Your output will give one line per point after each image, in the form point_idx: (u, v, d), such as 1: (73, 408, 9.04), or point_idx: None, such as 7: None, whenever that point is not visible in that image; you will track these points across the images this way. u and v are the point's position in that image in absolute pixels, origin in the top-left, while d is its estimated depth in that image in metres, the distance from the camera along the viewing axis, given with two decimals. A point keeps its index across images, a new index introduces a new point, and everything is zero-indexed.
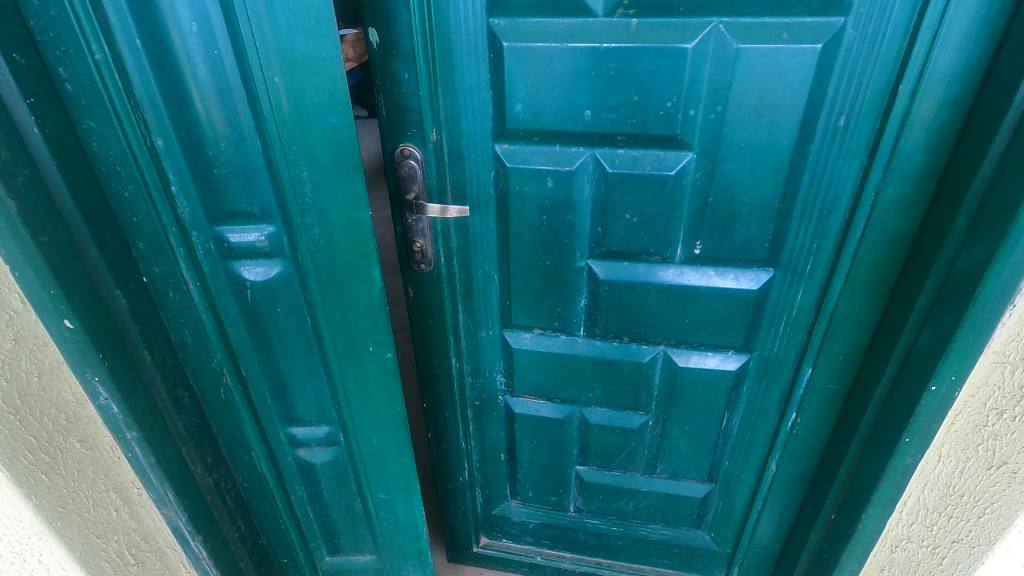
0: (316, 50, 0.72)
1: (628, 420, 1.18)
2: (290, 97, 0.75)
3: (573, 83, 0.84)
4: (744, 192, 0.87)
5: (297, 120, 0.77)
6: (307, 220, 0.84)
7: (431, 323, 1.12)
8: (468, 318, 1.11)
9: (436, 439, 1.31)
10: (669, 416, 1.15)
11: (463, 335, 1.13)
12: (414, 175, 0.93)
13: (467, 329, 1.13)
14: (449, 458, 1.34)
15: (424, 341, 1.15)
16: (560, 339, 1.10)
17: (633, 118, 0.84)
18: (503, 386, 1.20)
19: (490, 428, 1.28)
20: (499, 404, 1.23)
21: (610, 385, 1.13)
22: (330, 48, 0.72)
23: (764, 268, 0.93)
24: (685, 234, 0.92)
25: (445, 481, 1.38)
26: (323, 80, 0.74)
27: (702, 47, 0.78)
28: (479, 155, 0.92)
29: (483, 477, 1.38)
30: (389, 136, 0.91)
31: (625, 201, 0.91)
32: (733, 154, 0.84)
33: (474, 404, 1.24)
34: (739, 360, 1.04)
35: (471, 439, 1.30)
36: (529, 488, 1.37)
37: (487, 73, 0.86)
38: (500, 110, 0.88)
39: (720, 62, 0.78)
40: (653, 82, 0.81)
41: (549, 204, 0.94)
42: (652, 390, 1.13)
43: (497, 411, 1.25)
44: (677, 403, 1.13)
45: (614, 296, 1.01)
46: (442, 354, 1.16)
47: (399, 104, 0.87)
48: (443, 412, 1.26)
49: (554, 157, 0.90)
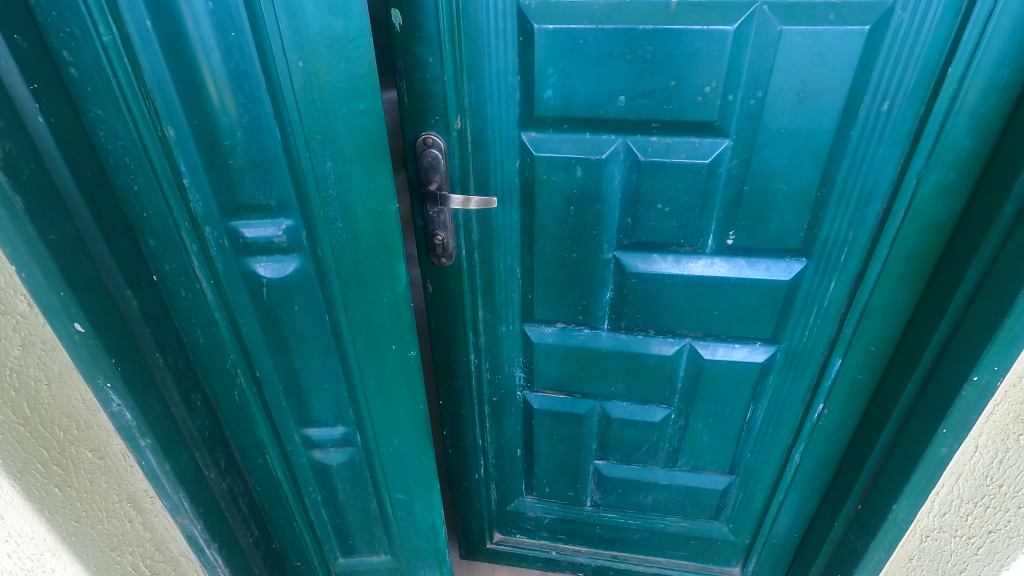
0: (342, 31, 0.67)
1: (651, 414, 1.16)
2: (312, 82, 0.70)
3: (607, 67, 0.80)
4: (781, 181, 0.84)
5: (319, 107, 0.72)
6: (328, 213, 0.79)
7: (449, 318, 1.08)
8: (487, 312, 1.08)
9: (452, 436, 1.28)
10: (692, 409, 1.13)
11: (482, 330, 1.10)
12: (437, 166, 0.89)
13: (487, 324, 1.10)
14: (464, 455, 1.31)
15: (441, 338, 1.12)
16: (583, 333, 1.07)
17: (668, 104, 0.81)
18: (522, 381, 1.18)
19: (507, 424, 1.26)
20: (517, 399, 1.21)
21: (633, 379, 1.11)
22: (357, 28, 0.67)
23: (796, 258, 0.91)
24: (717, 224, 0.90)
25: (459, 478, 1.36)
26: (349, 63, 0.69)
27: (743, 30, 0.75)
28: (505, 143, 0.89)
29: (499, 474, 1.36)
30: (410, 125, 0.87)
31: (656, 191, 0.88)
32: (772, 141, 0.81)
33: (491, 400, 1.21)
34: (766, 352, 1.03)
35: (487, 436, 1.28)
36: (546, 484, 1.35)
37: (516, 57, 0.82)
38: (527, 96, 0.84)
39: (762, 45, 0.75)
40: (691, 66, 0.78)
41: (577, 194, 0.91)
42: (676, 384, 1.11)
43: (514, 407, 1.22)
44: (701, 396, 1.11)
45: (642, 288, 0.99)
46: (461, 350, 1.13)
47: (421, 90, 0.84)
48: (460, 409, 1.23)
49: (584, 145, 0.87)
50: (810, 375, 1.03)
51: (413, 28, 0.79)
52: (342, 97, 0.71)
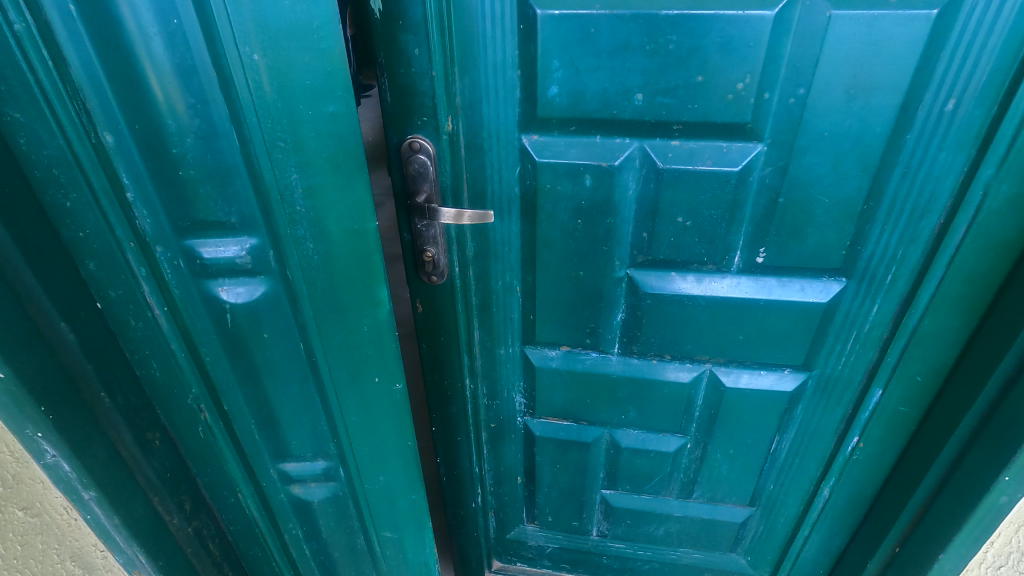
0: (305, 16, 0.55)
1: (664, 444, 1.05)
2: (271, 79, 0.58)
3: (622, 59, 0.68)
4: (823, 192, 0.73)
5: (280, 108, 0.60)
6: (298, 232, 0.67)
7: (442, 340, 0.97)
8: (484, 333, 0.97)
9: (446, 464, 1.17)
10: (711, 439, 1.02)
11: (478, 354, 1.00)
12: (425, 173, 0.78)
13: (484, 346, 0.99)
14: (459, 483, 1.20)
15: (433, 362, 1.01)
16: (591, 357, 0.96)
17: (693, 103, 0.69)
18: (522, 407, 1.07)
19: (507, 452, 1.15)
20: (517, 425, 1.10)
21: (645, 407, 1.00)
22: (324, 13, 0.56)
23: (835, 278, 0.80)
24: (746, 240, 0.79)
25: (455, 506, 1.25)
26: (316, 56, 0.58)
27: (785, 15, 0.63)
28: (503, 148, 0.77)
29: (498, 501, 1.25)
30: (394, 126, 0.76)
31: (677, 202, 0.77)
32: (814, 147, 0.70)
33: (488, 426, 1.11)
34: (796, 380, 0.92)
35: (485, 464, 1.17)
36: (549, 513, 1.24)
37: (516, 48, 0.70)
38: (529, 94, 0.73)
39: (807, 34, 0.64)
40: (722, 58, 0.66)
41: (585, 206, 0.79)
42: (694, 412, 1.00)
43: (515, 433, 1.12)
44: (722, 426, 1.00)
45: (658, 310, 0.87)
46: (455, 375, 1.02)
47: (407, 86, 0.72)
48: (454, 436, 1.12)
49: (594, 150, 0.75)
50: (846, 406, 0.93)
51: (396, 14, 0.67)
52: (306, 97, 0.59)
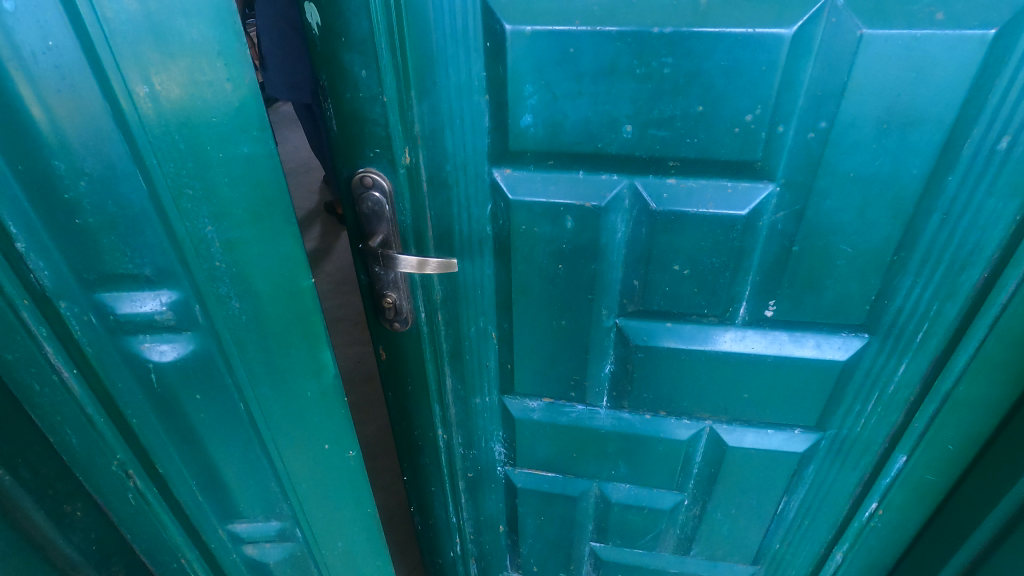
0: (203, 40, 0.45)
1: (659, 500, 0.95)
2: (171, 117, 0.47)
3: (607, 84, 0.57)
4: (846, 240, 0.61)
5: (183, 149, 0.49)
6: (222, 288, 0.57)
7: (409, 389, 0.87)
8: (457, 382, 0.87)
9: (421, 513, 1.08)
10: (710, 497, 0.92)
11: (451, 403, 0.89)
12: (380, 212, 0.67)
13: (457, 395, 0.88)
14: (436, 532, 1.10)
15: (401, 410, 0.91)
16: (577, 410, 0.86)
17: (693, 136, 0.58)
18: (502, 457, 0.97)
19: (486, 502, 1.05)
20: (497, 475, 1.00)
21: (637, 463, 0.90)
22: (227, 37, 0.45)
23: (856, 334, 0.69)
24: (753, 291, 0.68)
25: (432, 555, 1.16)
26: (222, 88, 0.47)
27: (804, 34, 0.51)
28: (470, 183, 0.66)
29: (479, 550, 1.14)
30: (342, 158, 0.65)
31: (673, 248, 0.66)
32: (837, 189, 0.58)
33: (465, 476, 1.00)
34: (807, 440, 0.81)
35: (463, 513, 1.07)
36: (534, 564, 1.13)
37: (482, 69, 0.59)
38: (499, 122, 0.62)
39: (832, 56, 0.52)
40: (728, 84, 0.54)
41: (567, 249, 0.68)
42: (691, 469, 0.90)
43: (494, 484, 1.01)
44: (723, 485, 0.89)
45: (652, 365, 0.77)
46: (426, 425, 0.91)
47: (354, 113, 0.61)
48: (428, 486, 1.02)
49: (576, 188, 0.64)
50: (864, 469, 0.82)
51: (338, 29, 0.56)
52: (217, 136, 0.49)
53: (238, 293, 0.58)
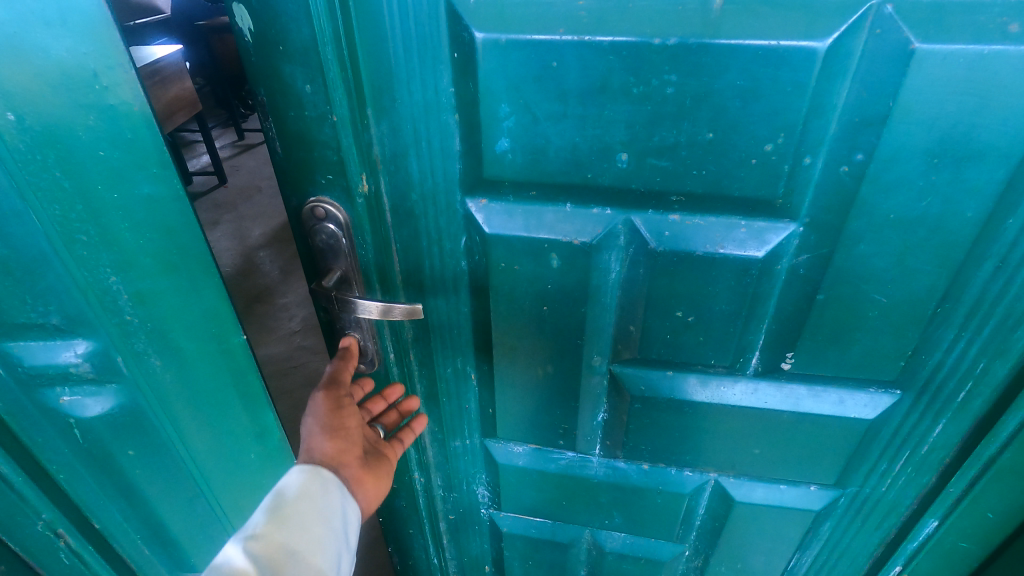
0: (89, 75, 0.43)
1: (657, 550, 0.86)
2: (53, 156, 0.46)
3: (598, 106, 0.47)
4: (880, 288, 0.52)
5: (71, 190, 0.47)
6: (138, 345, 0.56)
7: None
8: (434, 424, 0.78)
9: (399, 554, 0.99)
10: (715, 552, 0.83)
11: (428, 446, 0.81)
12: (337, 246, 0.58)
13: (434, 438, 0.80)
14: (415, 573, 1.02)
15: None
16: (567, 458, 0.77)
17: (701, 167, 0.48)
18: (485, 501, 0.88)
19: (470, 544, 0.96)
20: (480, 519, 0.91)
21: (633, 514, 0.81)
22: (118, 77, 0.43)
23: (887, 391, 0.60)
24: (768, 341, 0.59)
25: None
26: (116, 127, 0.45)
27: (840, 48, 0.42)
28: (441, 214, 0.57)
29: None
30: (291, 185, 0.56)
31: (676, 293, 0.57)
32: (873, 232, 0.49)
33: (447, 518, 0.92)
34: (824, 498, 0.72)
35: (445, 555, 0.98)
36: None
37: (450, 84, 0.49)
38: (471, 146, 0.52)
39: (872, 76, 0.43)
40: (744, 108, 0.45)
41: (553, 290, 0.59)
42: (693, 522, 0.81)
43: (478, 526, 0.93)
44: (729, 541, 0.80)
45: (650, 415, 0.68)
46: (401, 468, 0.83)
47: (302, 134, 0.52)
48: (405, 528, 0.93)
49: (561, 223, 0.54)
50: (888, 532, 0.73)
51: (276, 37, 0.47)
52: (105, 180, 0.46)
53: (156, 354, 0.58)
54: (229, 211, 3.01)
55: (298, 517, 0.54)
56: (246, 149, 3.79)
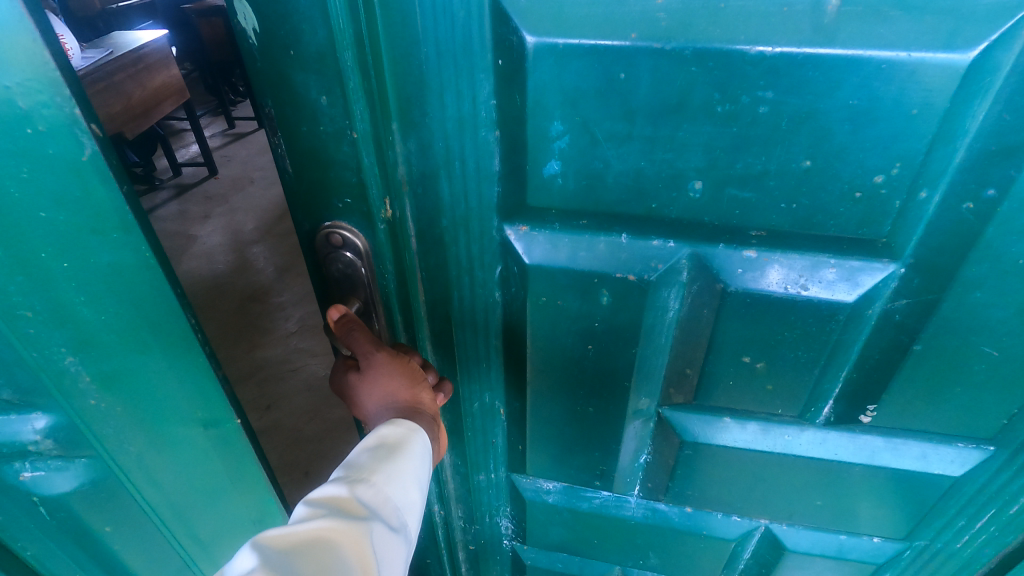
0: (16, 113, 0.37)
1: None
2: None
3: (672, 126, 0.39)
4: (991, 340, 0.45)
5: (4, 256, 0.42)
6: (107, 428, 0.52)
7: None
8: (457, 458, 0.70)
9: None
10: None
11: (450, 477, 0.72)
12: (354, 277, 0.49)
13: (456, 470, 0.71)
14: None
15: None
16: (601, 497, 0.69)
17: (791, 201, 0.41)
18: (509, 532, 0.80)
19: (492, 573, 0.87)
20: (503, 549, 0.82)
21: (671, 556, 0.75)
22: (55, 114, 0.38)
23: (980, 447, 0.52)
24: (846, 391, 0.51)
25: None
26: (60, 175, 0.40)
27: (985, 60, 0.34)
28: (474, 242, 0.49)
29: None
30: (302, 207, 0.47)
31: (746, 337, 0.49)
32: (993, 278, 0.42)
33: (466, 548, 0.83)
34: (888, 550, 0.65)
35: None
36: None
37: (492, 95, 0.41)
38: (513, 169, 0.44)
39: (1020, 95, 0.35)
40: (853, 132, 0.37)
41: (599, 329, 0.51)
42: (736, 565, 0.74)
43: (501, 557, 0.84)
44: None
45: (699, 463, 0.61)
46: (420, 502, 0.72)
47: (316, 150, 0.43)
48: (423, 557, 0.82)
49: (616, 256, 0.46)
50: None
51: (287, 38, 0.38)
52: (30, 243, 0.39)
53: (126, 427, 0.53)
54: (221, 204, 2.90)
55: (404, 466, 0.46)
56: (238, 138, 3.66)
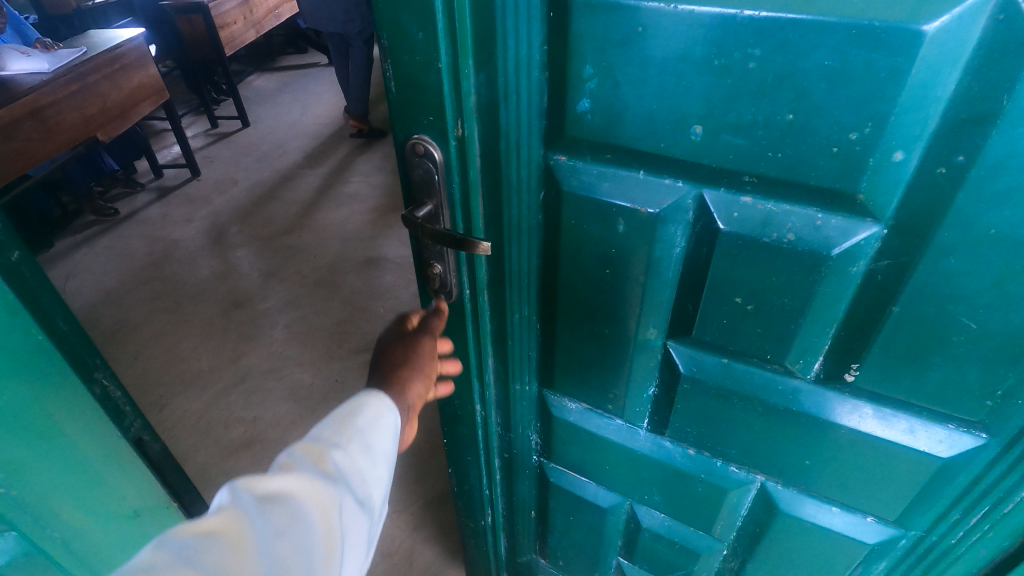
0: None
1: (694, 540, 0.89)
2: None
3: (678, 75, 0.49)
4: (970, 313, 0.51)
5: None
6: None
7: (452, 360, 0.80)
8: (499, 366, 0.80)
9: (457, 476, 1.00)
10: (751, 557, 0.85)
11: (492, 384, 0.82)
12: (431, 183, 0.60)
13: (498, 376, 0.81)
14: (468, 501, 1.03)
15: (441, 378, 0.84)
16: (615, 425, 0.80)
17: (775, 151, 0.50)
18: (537, 447, 0.91)
19: (520, 487, 0.99)
20: (530, 465, 0.94)
21: (674, 498, 0.85)
22: None
23: (969, 432, 0.58)
24: (835, 350, 0.60)
25: (463, 517, 1.09)
26: None
27: (948, 35, 0.40)
28: (524, 166, 0.60)
29: (510, 526, 1.08)
30: (400, 120, 0.59)
31: (741, 280, 0.58)
32: (966, 247, 0.48)
33: (502, 454, 0.94)
34: (882, 533, 0.72)
35: (498, 488, 0.99)
36: (561, 558, 1.08)
37: (543, 42, 0.52)
38: (555, 105, 0.55)
39: (980, 67, 0.41)
40: (827, 91, 0.45)
41: (615, 254, 0.62)
42: (734, 521, 0.83)
43: (527, 471, 0.95)
44: (768, 550, 0.81)
45: (699, 400, 0.70)
46: (465, 398, 0.84)
47: (410, 77, 0.54)
48: (463, 455, 0.94)
49: (631, 190, 0.57)
50: (944, 564, 0.71)
51: None
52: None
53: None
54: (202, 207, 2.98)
55: (382, 435, 0.58)
56: (219, 136, 3.76)
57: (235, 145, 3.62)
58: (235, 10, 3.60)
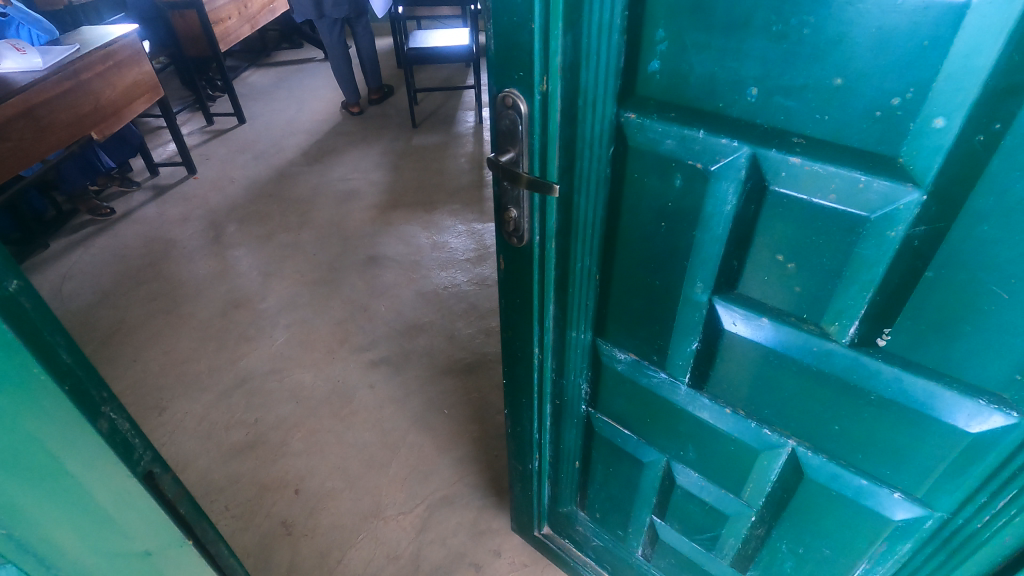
0: None
1: (723, 504, 0.94)
2: None
3: (739, 39, 0.54)
4: (1003, 283, 0.54)
5: None
6: None
7: (519, 301, 0.90)
8: (560, 312, 0.88)
9: (511, 417, 1.11)
10: (777, 524, 0.88)
11: (550, 330, 0.91)
12: (516, 133, 0.69)
13: (556, 323, 0.90)
14: (519, 442, 1.14)
15: (508, 318, 0.94)
16: (659, 378, 0.86)
17: (822, 113, 0.54)
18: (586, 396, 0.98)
19: (566, 436, 1.08)
20: (577, 413, 1.02)
21: (709, 456, 0.89)
22: None
23: (999, 408, 0.60)
24: (870, 316, 0.62)
25: (513, 460, 1.20)
26: None
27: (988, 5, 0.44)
28: (597, 121, 0.66)
29: (555, 472, 1.18)
30: (495, 75, 0.68)
31: (785, 237, 0.62)
32: (1000, 215, 0.51)
33: (554, 400, 1.03)
34: (908, 511, 0.74)
35: (546, 433, 1.09)
36: (599, 509, 1.16)
37: (624, 9, 0.58)
38: (630, 62, 0.62)
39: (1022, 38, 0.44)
40: (874, 57, 0.49)
41: (671, 208, 0.68)
42: (764, 487, 0.87)
43: (574, 420, 1.04)
44: (794, 516, 0.85)
45: (738, 357, 0.75)
46: (527, 338, 0.94)
47: (508, 35, 0.63)
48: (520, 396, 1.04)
49: (691, 146, 0.62)
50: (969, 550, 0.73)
51: None
52: (10, 318, 0.47)
53: None
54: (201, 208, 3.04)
55: None
56: (215, 135, 3.82)
57: (235, 143, 3.69)
58: (225, 8, 3.67)
